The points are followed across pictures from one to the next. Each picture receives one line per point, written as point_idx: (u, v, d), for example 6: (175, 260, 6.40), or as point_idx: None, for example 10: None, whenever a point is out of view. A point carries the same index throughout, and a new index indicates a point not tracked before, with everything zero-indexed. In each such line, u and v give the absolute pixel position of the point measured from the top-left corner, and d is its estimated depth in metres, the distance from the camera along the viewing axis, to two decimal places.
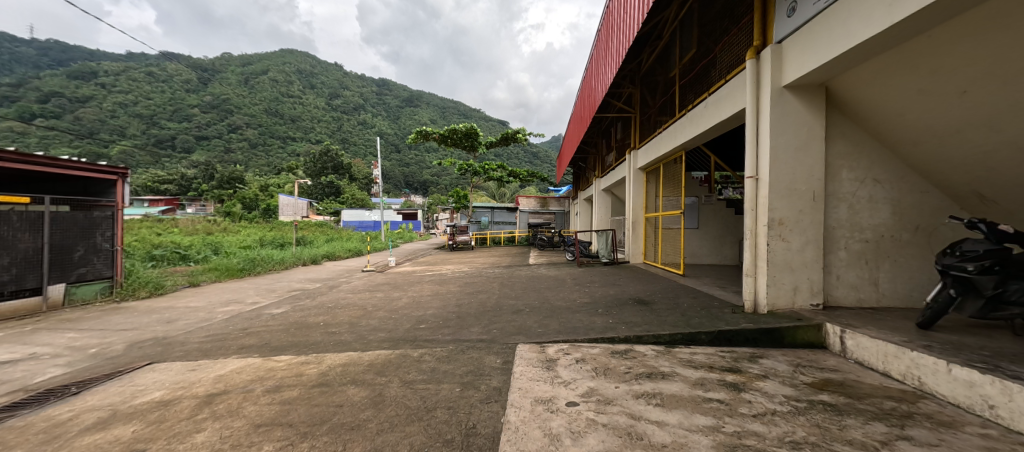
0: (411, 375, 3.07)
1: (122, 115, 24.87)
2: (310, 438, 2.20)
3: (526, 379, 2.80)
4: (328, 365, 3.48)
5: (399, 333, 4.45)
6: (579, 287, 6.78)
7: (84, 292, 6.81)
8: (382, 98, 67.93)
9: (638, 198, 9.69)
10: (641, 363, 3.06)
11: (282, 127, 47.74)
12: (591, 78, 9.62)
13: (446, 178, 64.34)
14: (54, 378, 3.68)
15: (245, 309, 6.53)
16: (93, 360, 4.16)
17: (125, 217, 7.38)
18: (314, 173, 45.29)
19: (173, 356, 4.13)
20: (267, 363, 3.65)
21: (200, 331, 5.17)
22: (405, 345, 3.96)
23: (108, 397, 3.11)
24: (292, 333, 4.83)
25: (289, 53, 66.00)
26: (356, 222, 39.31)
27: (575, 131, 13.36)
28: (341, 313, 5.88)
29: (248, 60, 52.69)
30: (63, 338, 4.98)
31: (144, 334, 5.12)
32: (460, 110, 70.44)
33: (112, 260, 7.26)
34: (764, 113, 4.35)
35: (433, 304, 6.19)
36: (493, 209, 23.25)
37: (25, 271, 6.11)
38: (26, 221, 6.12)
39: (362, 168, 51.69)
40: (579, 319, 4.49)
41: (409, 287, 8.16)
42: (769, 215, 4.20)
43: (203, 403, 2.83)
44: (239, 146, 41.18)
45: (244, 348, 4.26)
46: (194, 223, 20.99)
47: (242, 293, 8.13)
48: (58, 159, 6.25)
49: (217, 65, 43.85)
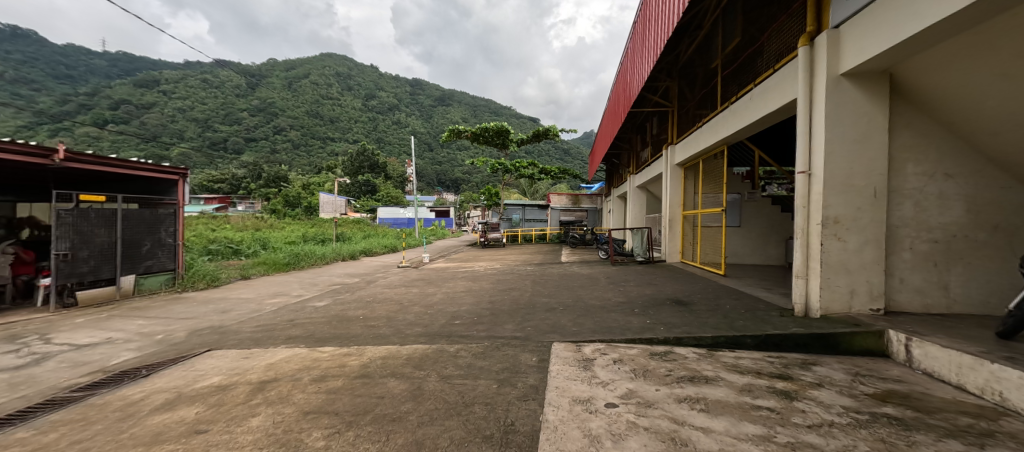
0: (448, 369, 3.13)
1: (182, 121, 27.10)
2: (355, 427, 2.28)
3: (563, 378, 2.78)
4: (368, 357, 3.60)
5: (435, 328, 4.56)
6: (614, 286, 6.65)
7: (151, 283, 7.49)
8: (415, 98, 69.37)
9: (676, 194, 9.36)
10: (682, 365, 2.95)
11: (322, 128, 49.94)
12: (627, 73, 9.37)
13: (478, 176, 65.06)
14: (127, 361, 4.04)
15: (291, 302, 6.92)
16: (160, 345, 4.53)
17: (185, 214, 8.00)
18: (353, 172, 46.98)
19: (229, 343, 4.43)
20: (313, 353, 3.84)
21: (251, 320, 5.52)
22: (441, 340, 4.05)
23: (173, 380, 3.37)
24: (334, 325, 5.04)
25: (330, 57, 69.13)
26: (391, 219, 40.78)
27: (609, 127, 13.03)
28: (379, 307, 6.07)
29: (292, 65, 55.56)
30: (134, 324, 5.46)
31: (203, 322, 5.55)
32: (491, 108, 70.72)
33: (174, 254, 7.92)
34: (818, 104, 4.06)
35: (467, 300, 6.28)
36: (524, 206, 23.24)
37: (102, 263, 6.72)
38: (103, 217, 6.72)
39: (397, 168, 53.21)
40: (615, 319, 4.41)
41: (442, 283, 8.32)
42: (822, 213, 3.93)
43: (256, 389, 3.01)
44: (283, 147, 43.48)
45: (292, 338, 4.51)
46: (244, 220, 22.42)
47: (288, 286, 8.60)
48: (127, 160, 6.80)
49: (265, 71, 46.56)
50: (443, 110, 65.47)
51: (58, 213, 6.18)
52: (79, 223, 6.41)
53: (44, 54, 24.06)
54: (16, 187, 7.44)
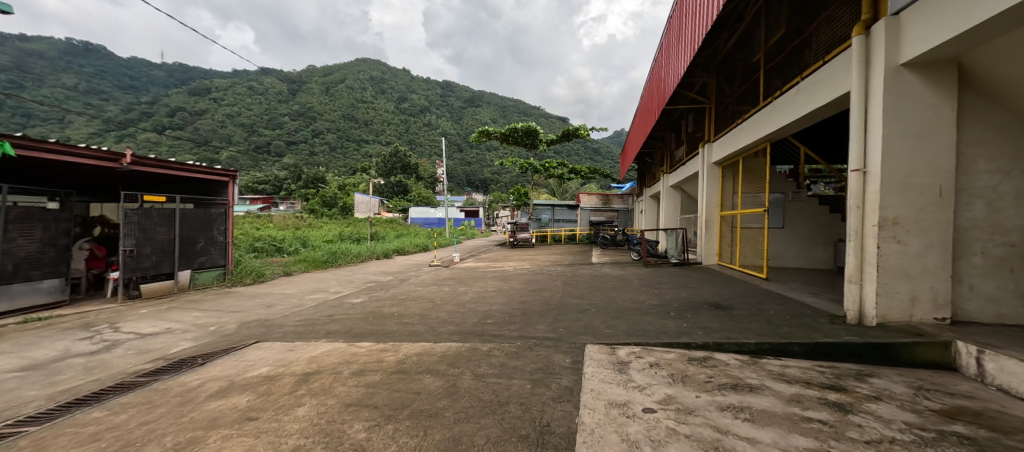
0: (482, 368, 3.16)
1: (230, 127, 28.88)
2: (394, 420, 2.35)
3: (598, 380, 2.74)
4: (404, 354, 3.70)
5: (467, 327, 4.62)
6: (647, 288, 6.49)
7: (204, 278, 8.03)
8: (446, 99, 70.52)
9: (713, 193, 9.02)
10: (723, 372, 2.84)
11: (357, 131, 51.72)
12: (662, 69, 9.12)
13: (507, 176, 65.28)
14: (185, 350, 4.35)
15: (329, 298, 7.22)
16: (213, 336, 4.85)
17: (235, 213, 8.52)
18: (386, 173, 48.37)
19: (274, 336, 4.68)
20: (352, 348, 3.99)
21: (293, 315, 5.81)
22: (474, 338, 4.10)
23: (226, 369, 3.60)
24: (371, 321, 5.21)
25: (365, 62, 71.45)
26: (422, 219, 41.72)
27: (641, 126, 12.72)
28: (413, 305, 6.22)
29: (329, 71, 57.91)
30: (190, 316, 5.87)
31: (250, 315, 5.89)
32: (520, 108, 70.77)
33: (225, 251, 8.45)
34: (874, 97, 3.78)
35: (498, 300, 6.32)
36: (553, 206, 23.10)
37: (163, 259, 7.27)
38: (163, 216, 7.25)
39: (428, 169, 54.21)
40: (649, 322, 4.30)
41: (473, 283, 8.41)
42: (879, 214, 3.66)
43: (301, 381, 3.16)
44: (321, 150, 45.36)
45: (331, 333, 4.70)
46: (285, 219, 23.61)
47: (326, 283, 8.97)
48: (184, 164, 7.32)
49: (304, 77, 48.82)
50: (472, 111, 66.16)
51: (126, 213, 6.72)
52: (143, 221, 6.95)
53: (111, 67, 26.31)
54: (88, 188, 8.15)
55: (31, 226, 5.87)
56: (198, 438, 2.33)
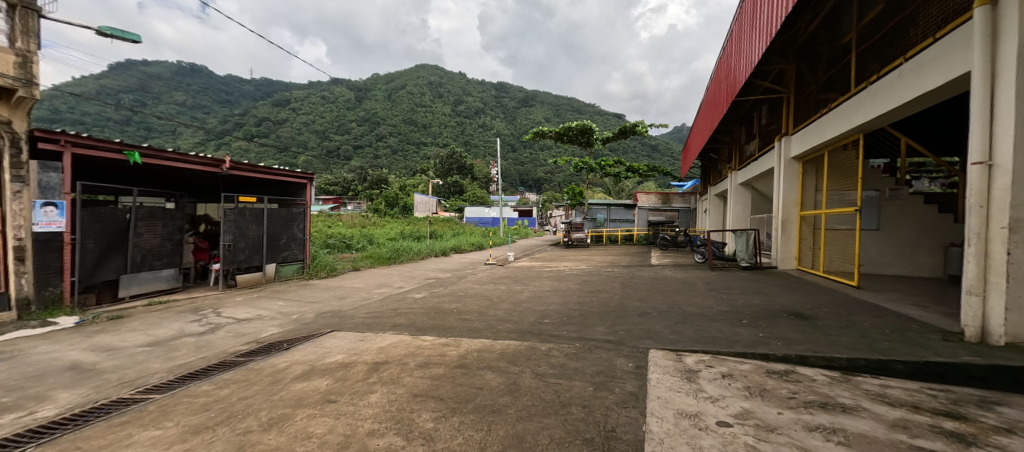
0: (542, 367, 3.16)
1: (306, 134, 31.61)
2: (459, 413, 2.43)
3: (665, 388, 2.62)
4: (465, 349, 3.81)
5: (525, 326, 4.65)
6: (714, 293, 6.09)
7: (287, 270, 8.89)
8: (500, 100, 71.47)
9: (791, 191, 8.23)
10: (809, 388, 2.58)
11: (417, 134, 54.17)
12: (731, 59, 8.52)
13: (561, 175, 64.68)
14: (273, 335, 4.85)
15: (394, 292, 7.66)
16: (295, 324, 5.35)
17: (311, 212, 9.35)
18: (443, 173, 50.10)
19: (347, 326, 5.06)
20: (416, 341, 4.19)
21: (363, 307, 6.24)
22: (532, 337, 4.11)
23: (307, 355, 3.95)
24: (432, 316, 5.44)
25: (424, 67, 74.61)
26: (476, 218, 42.71)
27: (707, 119, 11.96)
28: (471, 302, 6.39)
29: (391, 78, 61.19)
30: (276, 305, 6.54)
31: (326, 306, 6.42)
32: (574, 107, 69.78)
33: (303, 246, 9.31)
34: (1002, 78, 3.22)
35: (555, 300, 6.28)
36: (609, 206, 22.45)
37: (254, 253, 8.16)
38: (254, 215, 8.13)
39: (483, 169, 55.20)
40: (719, 329, 4.03)
41: (528, 282, 8.44)
42: (1010, 215, 3.11)
43: (372, 369, 3.38)
44: (384, 153, 48.14)
45: (397, 325, 4.98)
46: (353, 218, 25.41)
47: (390, 278, 9.53)
48: (270, 168, 8.15)
49: (369, 85, 52.13)
50: (527, 110, 66.34)
51: (225, 212, 7.61)
52: (239, 219, 7.82)
53: (211, 85, 30.02)
54: (194, 189, 9.30)
55: (154, 223, 6.81)
56: (288, 415, 2.58)
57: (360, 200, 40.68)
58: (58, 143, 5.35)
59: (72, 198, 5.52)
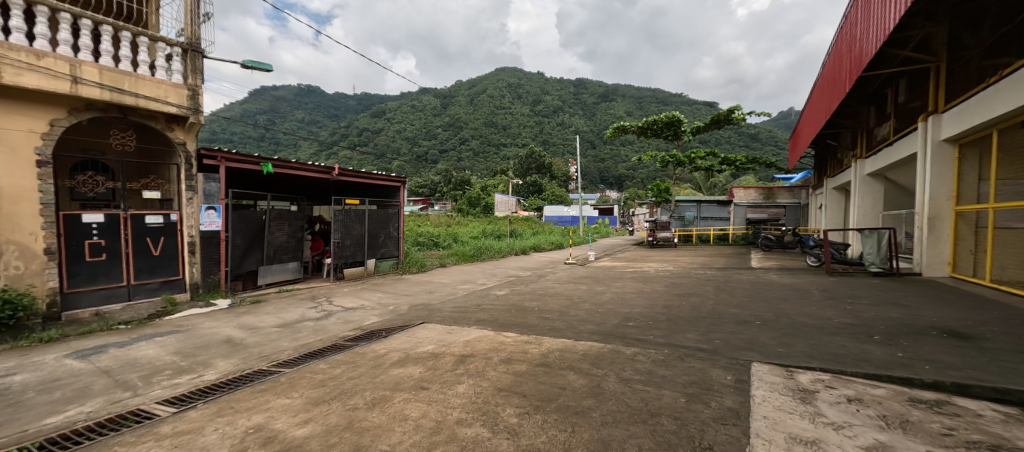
0: (627, 372, 3.03)
1: (399, 141, 34.48)
2: (542, 411, 2.44)
3: (772, 407, 2.33)
4: (547, 348, 3.82)
5: (607, 328, 4.51)
6: (832, 302, 5.27)
7: (384, 265, 9.83)
8: (579, 97, 70.24)
9: (942, 182, 6.73)
10: (972, 426, 2.08)
11: (497, 136, 55.66)
12: (856, 28, 7.26)
13: (645, 171, 61.40)
14: (374, 323, 5.40)
15: (477, 289, 8.02)
16: (392, 314, 5.88)
17: (404, 212, 10.19)
18: (521, 173, 50.64)
19: (436, 319, 5.42)
20: (499, 337, 4.32)
21: (450, 301, 6.64)
22: (615, 340, 3.97)
23: (403, 343, 4.32)
24: (514, 313, 5.58)
25: (504, 71, 76.48)
26: (555, 217, 42.56)
27: (823, 101, 10.35)
28: (551, 301, 6.39)
29: (473, 84, 63.81)
30: (376, 296, 7.27)
31: (417, 299, 6.96)
32: (659, 98, 65.74)
33: (397, 244, 10.21)
34: None
35: (639, 302, 5.98)
36: (700, 203, 20.59)
37: (357, 249, 9.15)
38: (358, 215, 9.09)
39: (562, 167, 54.53)
40: (840, 345, 3.47)
41: (610, 283, 8.16)
42: None
43: (459, 361, 3.57)
44: (467, 156, 50.46)
45: (481, 321, 5.19)
46: (440, 218, 27.10)
47: (474, 275, 9.98)
48: (370, 173, 9.06)
49: (453, 93, 55.07)
50: (607, 105, 64.17)
51: (334, 213, 8.62)
52: (345, 219, 8.81)
53: (322, 102, 34.37)
54: (311, 193, 10.74)
55: (282, 222, 8.00)
56: (387, 397, 2.84)
57: (444, 200, 43.04)
58: (216, 159, 6.61)
59: (226, 203, 6.79)
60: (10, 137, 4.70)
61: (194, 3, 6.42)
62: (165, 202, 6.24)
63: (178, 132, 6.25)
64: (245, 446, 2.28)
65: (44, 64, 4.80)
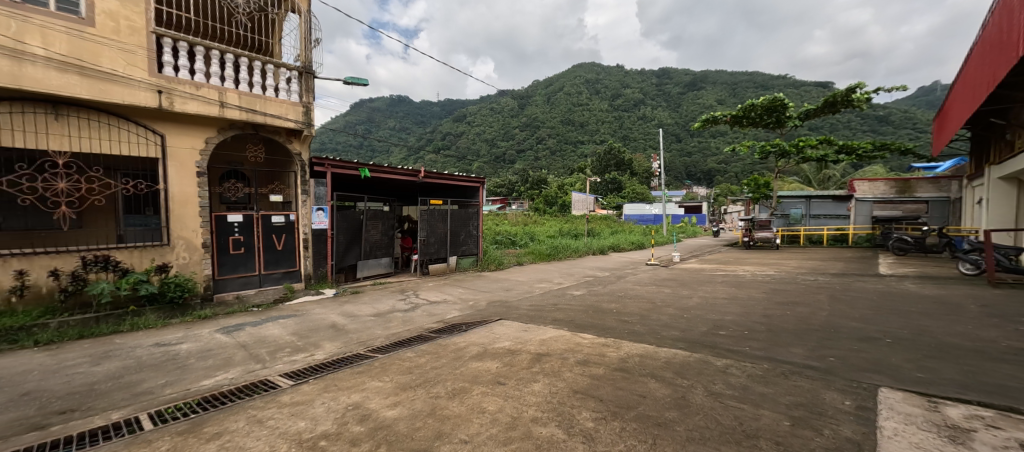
0: (717, 386, 2.77)
1: (478, 143, 35.83)
2: (620, 419, 2.34)
3: (906, 444, 1.94)
4: (626, 352, 3.66)
5: (693, 335, 4.17)
6: (996, 321, 4.23)
7: (465, 262, 10.33)
8: (663, 88, 66.05)
9: None
10: None
11: (574, 133, 54.75)
12: None
13: (740, 164, 55.51)
14: (455, 317, 5.69)
15: (554, 288, 8.00)
16: (472, 309, 6.14)
17: (483, 212, 10.58)
18: (601, 171, 48.60)
19: (513, 316, 5.52)
20: (576, 338, 4.25)
21: (526, 300, 6.72)
22: (704, 349, 3.66)
23: (481, 338, 4.48)
24: (591, 314, 5.45)
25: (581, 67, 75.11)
26: (636, 216, 40.50)
27: (984, 70, 8.32)
28: (631, 303, 6.11)
29: (549, 82, 63.77)
30: (458, 292, 7.66)
31: (495, 296, 7.17)
32: (756, 82, 58.98)
33: (476, 242, 10.64)
34: None
35: (731, 309, 5.42)
36: (809, 199, 18.00)
37: (441, 247, 9.72)
38: (441, 215, 9.65)
39: (643, 163, 51.74)
40: (1009, 374, 2.77)
41: (697, 286, 7.54)
42: None
43: (535, 359, 3.59)
44: (544, 155, 50.49)
45: (557, 320, 5.16)
46: (517, 216, 27.58)
47: (550, 274, 9.97)
48: (452, 175, 9.58)
49: (529, 93, 55.53)
50: (694, 94, 59.37)
51: (421, 213, 9.26)
52: (430, 219, 9.40)
53: (410, 111, 37.13)
54: (401, 195, 11.67)
55: (377, 222, 8.82)
56: (466, 389, 2.96)
57: (521, 200, 43.59)
58: (324, 167, 7.50)
59: (332, 204, 7.67)
60: (179, 154, 5.91)
61: (307, 30, 7.36)
62: (286, 204, 7.26)
63: (295, 143, 7.22)
64: (345, 421, 2.56)
65: (201, 93, 5.92)
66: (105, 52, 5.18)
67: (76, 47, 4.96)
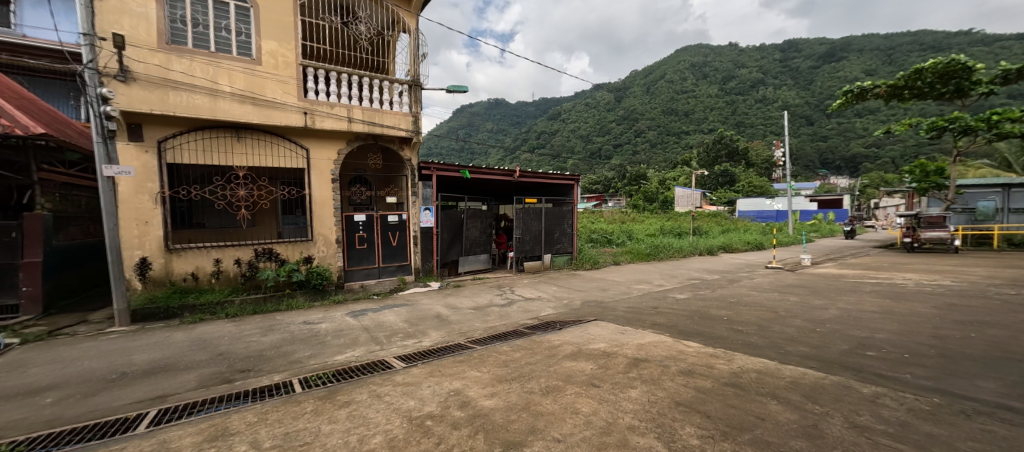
0: (862, 418, 2.30)
1: (573, 140, 35.49)
2: (732, 440, 2.10)
3: None
4: (739, 366, 3.27)
5: (829, 353, 3.53)
6: None
7: (559, 260, 10.34)
8: (788, 64, 57.10)
9: None
10: None
11: (678, 123, 50.57)
12: None
13: (898, 147, 45.16)
14: (550, 315, 5.73)
15: (654, 289, 7.53)
16: (566, 308, 6.11)
17: (578, 210, 10.45)
18: (708, 163, 44.30)
19: (608, 317, 5.35)
20: (679, 345, 3.94)
21: (623, 301, 6.45)
22: (843, 372, 3.07)
23: (575, 337, 4.43)
24: (696, 321, 4.99)
25: (686, 50, 69.03)
26: (754, 212, 35.68)
27: None
28: (746, 311, 5.43)
29: (649, 71, 59.97)
30: (552, 289, 7.70)
31: (590, 296, 7.02)
32: (923, 44, 47.31)
33: (571, 240, 10.56)
34: None
35: (885, 326, 4.45)
36: (1007, 187, 14.15)
37: (535, 245, 9.88)
38: (535, 213, 9.80)
39: (763, 151, 45.46)
40: None
41: (834, 296, 6.36)
42: None
43: (632, 364, 3.42)
44: (643, 148, 47.64)
45: (657, 324, 4.85)
46: (614, 214, 26.59)
47: (650, 275, 9.40)
48: (547, 173, 9.64)
49: (627, 85, 52.95)
50: (832, 67, 50.08)
51: (516, 211, 9.51)
52: (525, 217, 9.61)
53: (506, 113, 38.40)
54: (498, 195, 12.17)
55: (476, 220, 9.33)
56: (560, 388, 2.96)
57: (619, 196, 41.88)
58: (429, 170, 8.14)
59: (437, 204, 8.33)
60: (319, 164, 7.04)
61: (415, 47, 8.13)
62: (400, 205, 8.11)
63: (407, 150, 8.04)
64: (447, 405, 2.77)
65: (335, 111, 6.96)
66: (268, 84, 6.42)
67: (250, 82, 6.26)
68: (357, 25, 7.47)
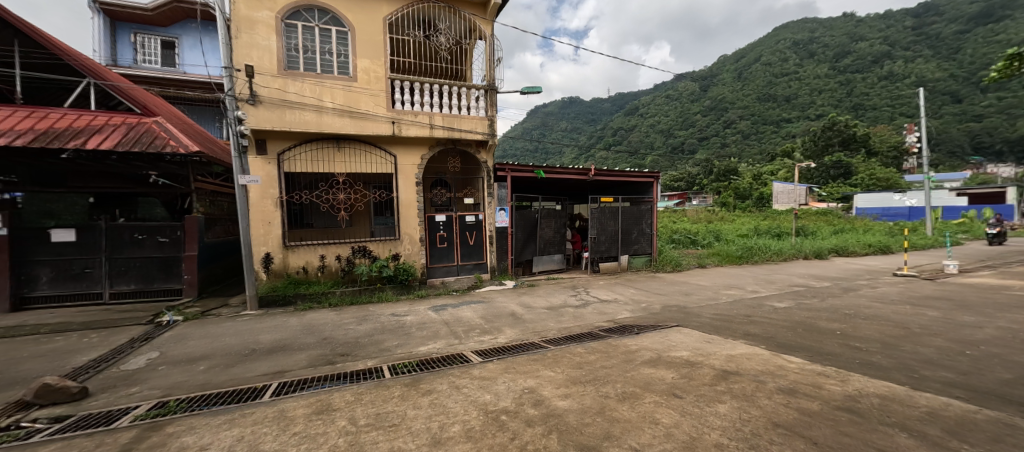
0: None
1: (653, 135, 33.59)
2: None
3: None
4: (855, 389, 2.82)
5: (983, 383, 2.87)
6: None
7: (637, 262, 9.89)
8: (925, 31, 47.58)
9: None
10: None
11: (777, 110, 45.08)
12: None
13: None
14: (627, 318, 5.50)
15: (747, 296, 6.82)
16: (645, 312, 5.82)
17: (658, 209, 9.89)
18: (817, 153, 38.02)
19: (693, 324, 4.97)
20: (777, 359, 3.52)
21: (710, 307, 5.94)
22: (1005, 407, 2.48)
23: (655, 343, 4.20)
24: (800, 333, 4.41)
25: (786, 28, 61.24)
26: (879, 210, 30.19)
27: None
28: (866, 325, 4.65)
29: (740, 55, 54.37)
30: (630, 292, 7.39)
31: (672, 300, 6.59)
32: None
33: (650, 241, 10.02)
34: None
35: None
36: None
37: (611, 246, 9.57)
38: (611, 212, 9.49)
39: (889, 137, 38.44)
40: None
41: (992, 312, 5.15)
42: None
43: (720, 376, 3.14)
44: (735, 140, 43.27)
45: (750, 335, 4.39)
46: (699, 213, 24.59)
47: (742, 280, 8.53)
48: (624, 171, 9.29)
49: (714, 72, 48.61)
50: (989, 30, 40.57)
51: (591, 211, 9.31)
52: (601, 217, 9.36)
53: (580, 111, 37.73)
54: (572, 194, 12.04)
55: (550, 220, 9.32)
56: (639, 395, 2.82)
57: (705, 194, 38.56)
58: (505, 171, 8.35)
59: (511, 205, 8.50)
60: (405, 169, 7.63)
61: (491, 52, 8.40)
62: (477, 206, 8.44)
63: (483, 153, 8.33)
64: (519, 402, 2.82)
65: (419, 119, 7.48)
66: (363, 98, 7.13)
67: (347, 98, 7.01)
68: (438, 37, 7.93)
